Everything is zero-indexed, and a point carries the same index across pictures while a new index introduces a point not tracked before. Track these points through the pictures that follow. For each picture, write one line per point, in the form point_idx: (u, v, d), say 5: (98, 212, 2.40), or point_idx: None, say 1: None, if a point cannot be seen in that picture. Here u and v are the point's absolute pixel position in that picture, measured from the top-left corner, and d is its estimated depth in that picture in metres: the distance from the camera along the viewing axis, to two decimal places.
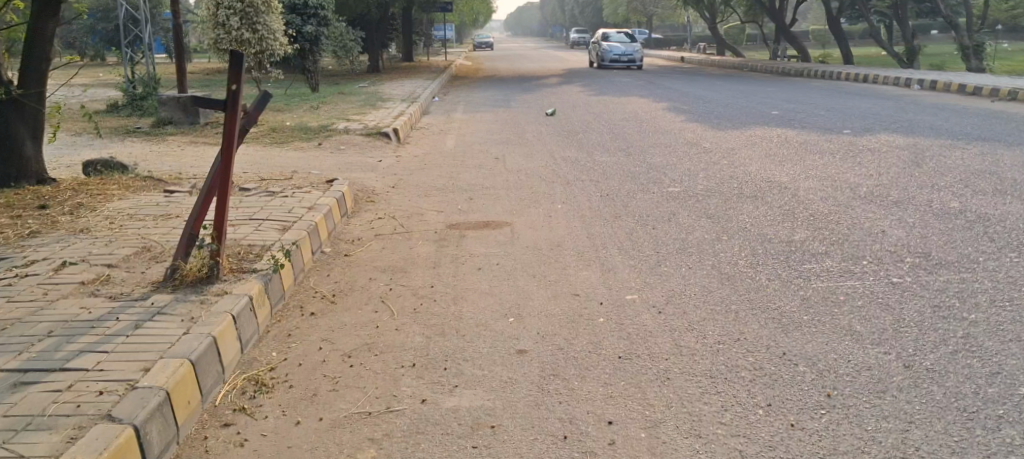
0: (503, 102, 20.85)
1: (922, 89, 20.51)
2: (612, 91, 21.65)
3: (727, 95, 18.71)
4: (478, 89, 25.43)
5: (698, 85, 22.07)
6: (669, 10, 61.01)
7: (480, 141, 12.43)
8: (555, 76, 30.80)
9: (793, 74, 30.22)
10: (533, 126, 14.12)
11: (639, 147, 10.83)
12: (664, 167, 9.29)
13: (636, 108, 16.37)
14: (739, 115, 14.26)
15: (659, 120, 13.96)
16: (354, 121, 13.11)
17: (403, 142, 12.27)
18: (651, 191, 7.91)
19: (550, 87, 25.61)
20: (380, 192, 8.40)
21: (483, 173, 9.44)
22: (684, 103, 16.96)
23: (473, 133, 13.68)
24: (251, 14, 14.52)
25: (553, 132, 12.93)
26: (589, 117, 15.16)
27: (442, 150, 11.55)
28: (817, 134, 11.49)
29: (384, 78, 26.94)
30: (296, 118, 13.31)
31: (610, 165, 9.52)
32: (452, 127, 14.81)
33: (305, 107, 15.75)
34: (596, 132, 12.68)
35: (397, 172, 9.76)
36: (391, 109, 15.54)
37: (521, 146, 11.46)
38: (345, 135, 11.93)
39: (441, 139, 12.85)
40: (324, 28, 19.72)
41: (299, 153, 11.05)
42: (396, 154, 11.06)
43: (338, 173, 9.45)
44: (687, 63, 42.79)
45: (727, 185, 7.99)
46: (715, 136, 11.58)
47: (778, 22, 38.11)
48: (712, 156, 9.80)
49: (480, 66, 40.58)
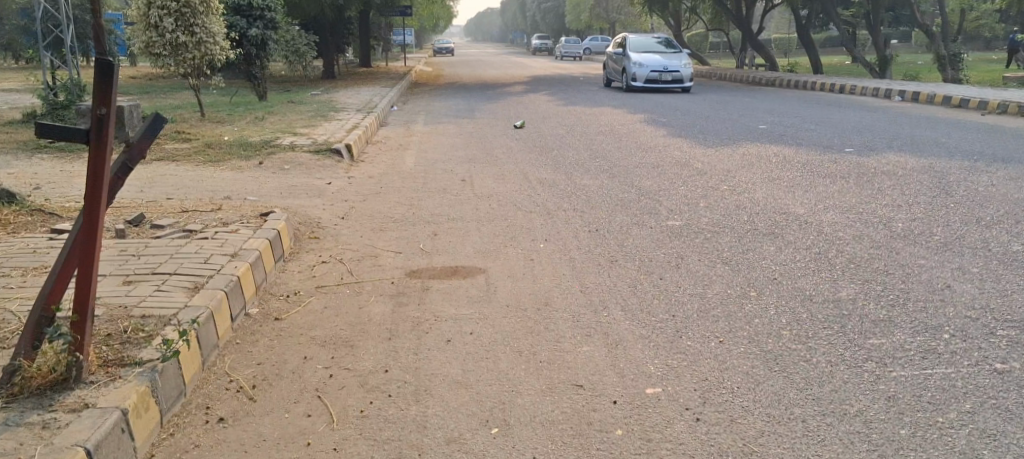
0: (467, 111, 19.65)
1: (905, 100, 19.61)
2: (581, 101, 20.50)
3: (704, 106, 17.66)
4: (439, 98, 24.13)
5: (670, 93, 20.87)
6: (632, 16, 60.09)
7: (444, 159, 11.23)
8: (520, 83, 29.64)
9: (764, 83, 29.31)
10: (501, 140, 12.92)
11: (622, 168, 9.70)
12: (655, 193, 8.16)
13: (610, 120, 15.24)
14: (724, 129, 13.20)
15: (638, 135, 12.84)
16: (302, 135, 11.83)
17: (357, 161, 11.02)
18: (647, 226, 6.77)
19: (516, 94, 24.45)
20: (328, 225, 7.17)
21: (448, 199, 8.25)
22: (660, 115, 15.86)
23: (435, 149, 12.44)
24: (188, 14, 13.56)
25: (523, 149, 11.75)
26: (561, 130, 14.02)
27: (401, 169, 10.35)
28: (816, 152, 10.44)
29: (339, 84, 25.58)
30: (238, 133, 12.02)
31: (595, 191, 8.36)
32: (412, 141, 13.56)
33: (250, 118, 14.42)
34: (571, 149, 11.52)
35: (350, 197, 8.54)
36: (345, 121, 14.25)
37: (489, 165, 10.28)
38: (291, 151, 10.67)
39: (400, 156, 11.61)
40: (272, 32, 18.35)
41: (237, 173, 9.75)
42: (350, 175, 9.83)
43: (279, 200, 8.21)
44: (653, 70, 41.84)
45: (734, 218, 6.88)
46: (704, 154, 10.48)
47: (745, 29, 37.20)
48: (708, 180, 8.72)
49: (440, 73, 39.31)
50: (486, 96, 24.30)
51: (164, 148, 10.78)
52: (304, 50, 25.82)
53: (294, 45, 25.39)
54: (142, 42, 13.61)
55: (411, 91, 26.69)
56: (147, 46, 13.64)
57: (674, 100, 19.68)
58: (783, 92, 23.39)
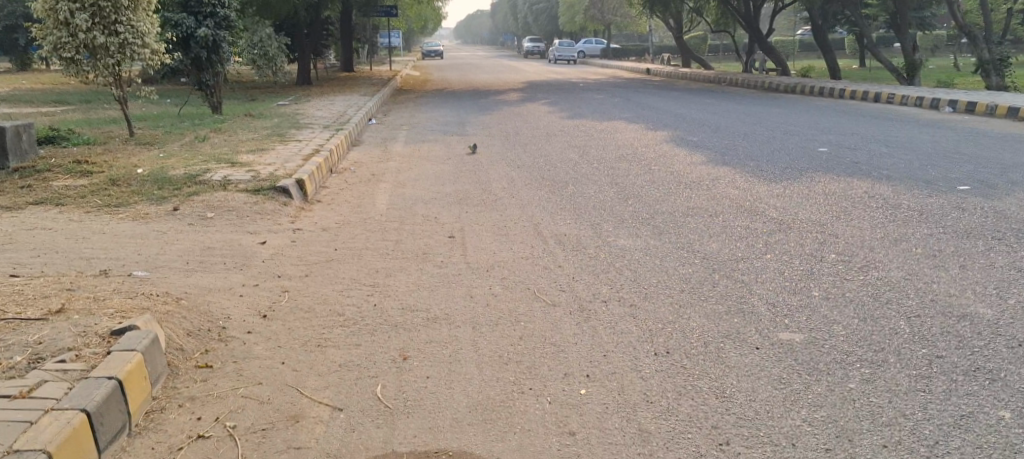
0: (455, 124, 17.10)
1: (956, 107, 17.04)
2: (588, 113, 17.93)
3: (732, 120, 15.11)
4: (426, 108, 21.55)
5: None
6: (628, 18, 57.52)
7: (424, 198, 8.63)
8: (515, 90, 27.08)
9: (783, 88, 26.73)
10: (499, 171, 10.35)
11: (667, 218, 7.15)
12: (730, 266, 5.56)
13: (627, 140, 12.66)
14: (772, 153, 10.64)
15: (667, 162, 10.29)
16: (243, 167, 9.30)
17: (308, 202, 8.44)
18: (746, 344, 4.17)
19: (510, 104, 21.90)
20: (233, 336, 4.56)
21: (430, 279, 5.64)
22: (685, 132, 13.29)
23: (414, 181, 9.84)
24: (108, 9, 11.19)
25: (527, 185, 9.13)
26: (569, 155, 11.47)
27: (368, 218, 7.76)
28: (920, 189, 7.85)
29: (313, 92, 23.01)
30: (162, 163, 9.50)
31: (639, 265, 5.77)
32: (388, 170, 11.00)
33: (189, 140, 11.96)
34: (589, 185, 8.96)
35: (287, 270, 5.95)
36: (305, 143, 11.72)
37: (485, 214, 7.68)
38: (223, 191, 8.19)
39: (369, 195, 9.00)
40: (225, 33, 15.98)
41: (140, 223, 7.19)
42: (295, 228, 7.27)
43: (179, 278, 5.64)
44: (655, 74, 39.22)
45: (886, 326, 4.27)
46: (768, 194, 7.93)
47: (752, 32, 34.63)
48: (796, 238, 6.17)
49: (428, 77, 36.84)
50: (478, 105, 21.77)
51: (52, 185, 8.22)
52: (275, 53, 23.68)
53: (262, 48, 23.45)
54: (50, 45, 11.12)
55: (395, 100, 24.12)
56: (56, 49, 11.17)
57: (694, 112, 17.15)
58: (810, 100, 20.83)
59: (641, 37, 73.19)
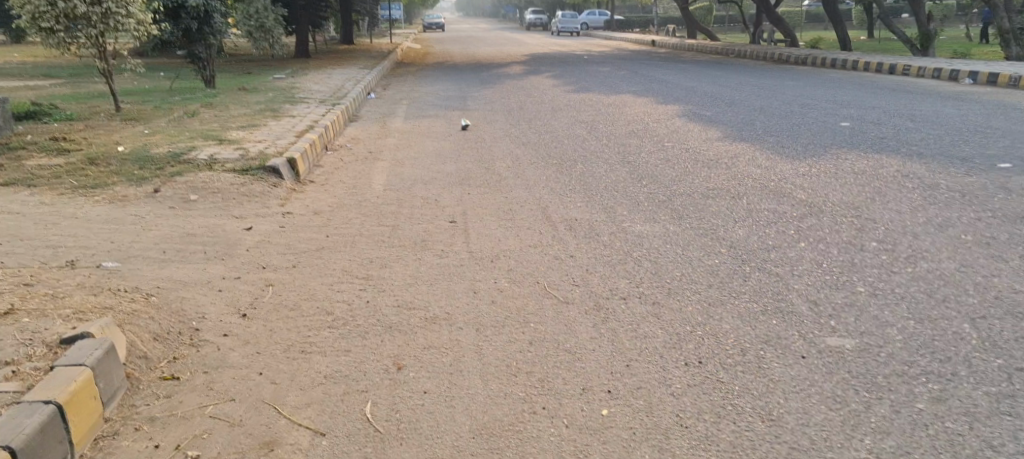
0: (457, 98, 16.53)
1: (976, 78, 16.42)
2: (594, 86, 17.35)
3: (745, 94, 14.53)
4: (427, 81, 20.96)
5: None
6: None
7: (424, 179, 8.12)
8: (518, 63, 26.44)
9: (793, 60, 26.06)
10: (504, 148, 9.83)
11: (685, 201, 6.64)
12: (761, 256, 5.04)
13: (637, 115, 12.12)
14: (791, 128, 10.09)
15: (680, 138, 9.76)
16: (232, 144, 8.77)
17: (299, 184, 7.92)
18: (790, 352, 3.69)
19: (514, 77, 21.29)
20: (206, 340, 4.03)
21: (429, 271, 5.15)
22: (697, 106, 12.74)
23: (413, 160, 9.31)
24: None
25: (534, 165, 8.62)
26: (576, 131, 10.93)
27: (363, 200, 7.26)
28: (956, 166, 7.30)
29: (310, 65, 22.42)
30: (146, 140, 8.98)
31: (659, 254, 5.27)
32: (387, 147, 10.48)
33: (177, 116, 11.43)
34: (599, 164, 8.43)
35: (274, 259, 5.44)
36: (300, 119, 11.20)
37: (489, 196, 7.18)
38: (209, 171, 7.67)
39: (365, 176, 8.49)
40: (218, 4, 15.45)
41: (117, 206, 6.67)
42: (285, 212, 6.76)
43: (154, 269, 5.12)
44: (661, 47, 38.50)
45: (946, 330, 3.80)
46: (792, 173, 7.40)
47: (760, 2, 33.90)
48: (829, 223, 5.65)
49: (430, 49, 36.15)
50: (481, 79, 21.18)
51: (26, 164, 7.70)
52: (272, 25, 23.03)
53: (258, 19, 22.82)
54: (27, 14, 10.62)
55: (395, 73, 23.51)
56: (34, 19, 10.68)
57: (704, 86, 16.58)
58: (823, 72, 20.21)
59: (645, 8, 72.25)
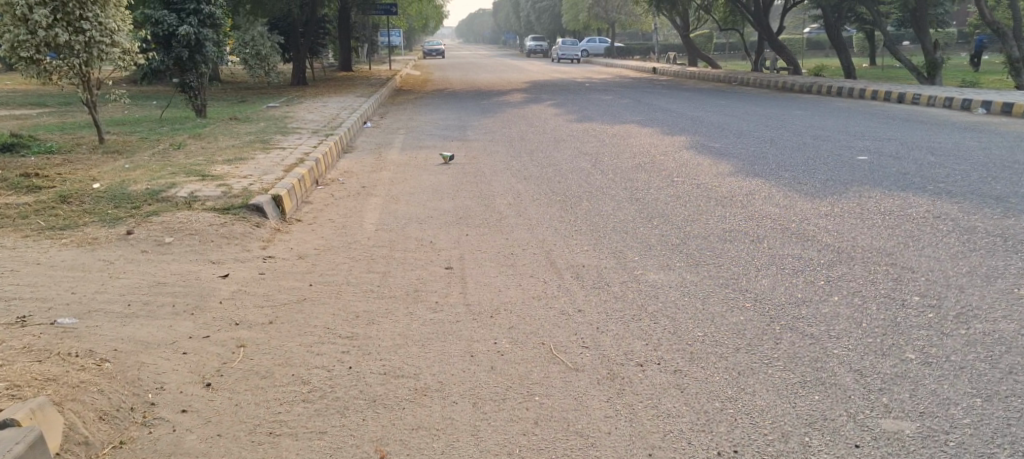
0: (456, 128, 16.08)
1: (989, 107, 15.98)
2: (596, 115, 16.91)
3: (752, 125, 14.08)
4: (425, 110, 20.54)
5: None
6: (632, 16, 56.50)
7: (419, 219, 7.62)
8: (518, 91, 26.06)
9: (797, 88, 25.67)
10: (504, 184, 9.33)
11: (700, 244, 6.13)
12: (789, 312, 4.52)
13: (643, 147, 11.65)
14: (805, 162, 9.62)
15: (690, 173, 9.27)
16: (216, 180, 8.29)
17: (285, 225, 7.42)
18: (841, 440, 3.30)
19: (514, 105, 20.88)
20: (161, 418, 3.63)
21: (422, 329, 4.63)
22: (705, 138, 12.26)
23: (408, 196, 8.84)
24: (72, 4, 10.32)
25: (536, 202, 8.11)
26: (579, 164, 10.46)
27: (352, 243, 6.75)
28: (991, 206, 6.80)
29: (306, 93, 22.00)
30: (125, 176, 8.50)
31: (678, 309, 4.73)
32: (382, 181, 9.99)
33: (163, 149, 10.95)
34: (604, 203, 7.93)
35: (249, 314, 4.92)
36: (291, 152, 10.73)
37: (488, 239, 6.67)
38: (188, 210, 7.18)
39: (357, 214, 7.99)
40: (210, 31, 15.04)
41: (84, 250, 6.15)
42: (266, 257, 6.26)
43: (113, 328, 4.57)
44: (662, 74, 38.20)
45: (1019, 412, 3.39)
46: (814, 212, 6.90)
47: (762, 29, 33.58)
48: (863, 274, 5.13)
49: (429, 77, 35.83)
50: (480, 107, 20.75)
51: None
52: (268, 53, 22.64)
53: (254, 47, 22.43)
54: (7, 43, 10.15)
55: (393, 102, 23.10)
56: (15, 48, 10.22)
57: (709, 115, 16.14)
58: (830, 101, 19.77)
59: (645, 35, 72.18)
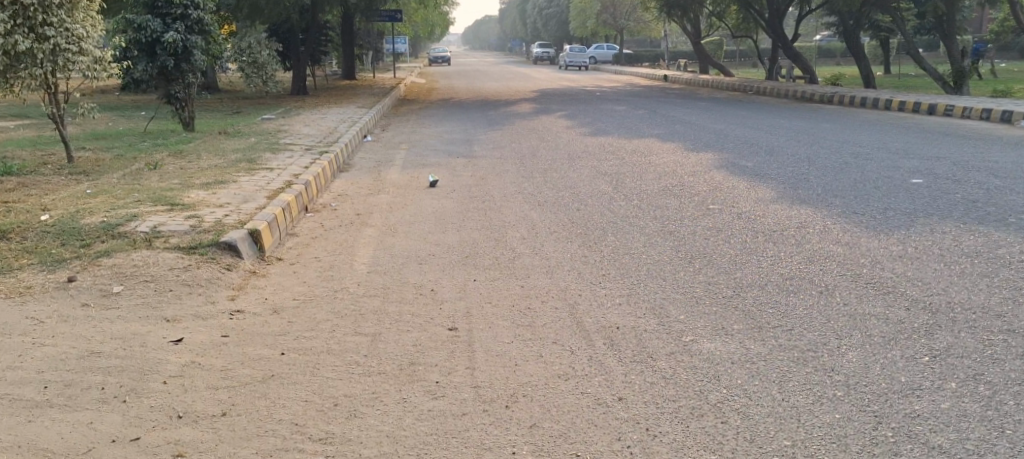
0: (463, 142, 15.05)
1: None
2: (611, 128, 15.87)
3: (782, 140, 13.03)
4: (431, 121, 19.52)
5: None
6: (641, 23, 55.51)
7: (419, 260, 6.59)
8: (527, 100, 25.04)
9: (818, 97, 24.56)
10: (516, 213, 8.30)
11: (756, 296, 5.09)
12: (895, 410, 3.53)
13: (668, 167, 10.60)
14: (854, 187, 8.55)
15: (726, 199, 8.23)
16: (186, 211, 7.33)
17: (261, 267, 6.43)
18: None
19: (524, 117, 19.85)
20: None
21: (418, 427, 3.62)
22: (735, 156, 11.22)
23: (408, 227, 7.81)
24: (33, 8, 9.57)
25: (554, 237, 7.07)
26: (599, 187, 9.42)
27: (338, 293, 5.74)
28: None
29: (306, 104, 21.04)
30: (84, 205, 7.56)
31: (742, 397, 3.70)
32: (379, 207, 8.98)
33: (137, 171, 10.04)
34: (633, 237, 6.88)
35: (198, 402, 3.91)
36: (279, 173, 9.73)
37: (500, 289, 5.63)
38: (147, 249, 6.22)
39: (347, 252, 6.99)
40: (199, 38, 14.07)
41: (16, 305, 5.20)
42: (233, 312, 5.26)
43: (13, 426, 3.68)
44: (675, 82, 37.14)
45: None
46: (884, 251, 5.85)
47: (778, 36, 32.49)
48: (976, 346, 4.06)
49: (435, 86, 34.90)
50: (488, 118, 19.73)
51: None
52: (264, 60, 21.58)
53: (250, 55, 21.38)
54: None
55: (397, 112, 22.12)
56: None
57: (733, 129, 15.09)
58: (857, 112, 18.67)
59: (653, 42, 71.16)
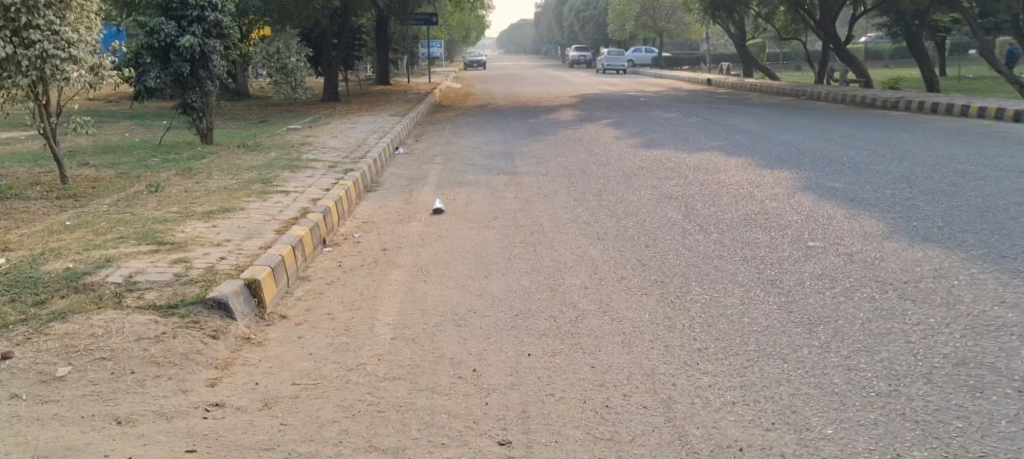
0: (503, 155, 13.75)
1: None
2: (665, 139, 14.47)
3: (864, 153, 11.56)
4: (468, 130, 18.23)
5: None
6: (682, 25, 53.89)
7: (458, 319, 5.25)
8: (568, 107, 23.65)
9: (881, 102, 22.92)
10: (572, 249, 6.93)
11: (924, 392, 3.70)
12: None
13: (742, 189, 9.15)
14: (983, 216, 7.07)
15: (826, 233, 6.83)
16: (175, 251, 6.07)
17: (257, 330, 5.15)
18: None
19: (567, 125, 18.48)
20: None
21: None
22: (817, 174, 9.76)
23: (443, 270, 6.49)
24: (15, 8, 8.34)
25: (624, 287, 5.70)
26: (666, 215, 8.05)
27: (351, 373, 4.42)
28: None
29: (335, 111, 19.86)
30: (56, 244, 6.36)
31: None
32: (409, 238, 7.68)
33: (135, 193, 8.82)
34: (724, 289, 5.48)
35: None
36: (295, 196, 8.45)
37: (565, 370, 4.29)
38: (114, 311, 4.96)
39: (368, 306, 5.69)
40: (217, 42, 12.74)
41: None
42: (209, 407, 4.03)
43: None
44: (721, 86, 35.55)
45: None
46: None
47: (832, 37, 30.79)
48: None
49: (471, 91, 33.64)
50: (528, 127, 18.41)
51: None
52: (295, 66, 20.36)
53: (279, 60, 20.17)
54: None
55: (431, 120, 20.87)
56: None
57: (802, 140, 13.61)
58: (933, 120, 17.07)
59: (692, 44, 69.38)
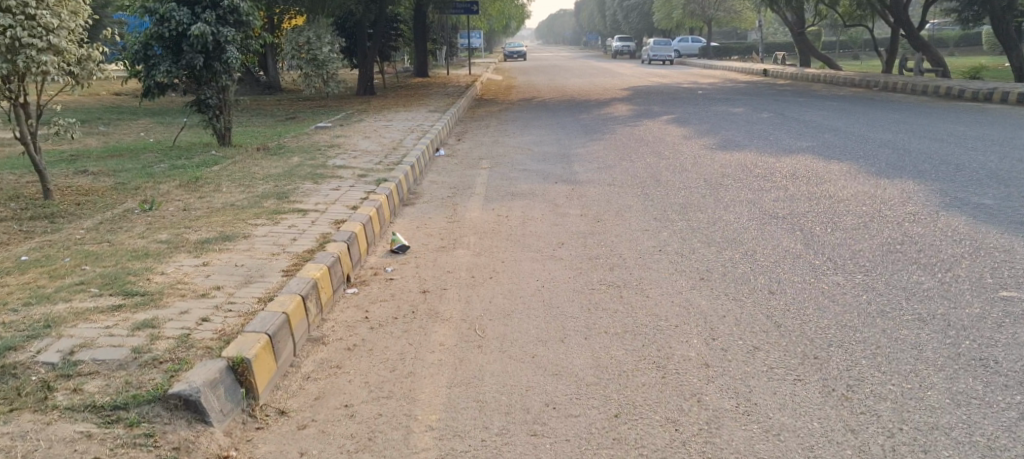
0: (561, 157, 12.14)
1: None
2: (742, 140, 12.76)
3: (993, 158, 9.79)
4: (516, 127, 16.64)
5: None
6: (733, 13, 51.78)
7: (530, 421, 3.70)
8: (621, 100, 21.94)
9: (967, 94, 20.98)
10: (671, 297, 5.28)
11: None
12: None
13: (865, 211, 7.41)
14: None
15: (1016, 276, 5.15)
16: (144, 307, 4.44)
17: (241, 437, 3.65)
18: None
19: (624, 121, 16.80)
20: None
21: None
22: (951, 189, 8.04)
23: (504, 328, 4.86)
24: None
25: (764, 368, 4.06)
26: (781, 246, 6.41)
27: None
28: None
29: (370, 107, 18.33)
30: None
31: None
32: (455, 274, 6.08)
33: (124, 208, 7.26)
34: (915, 378, 3.83)
35: None
36: (315, 216, 6.88)
37: None
38: (34, 418, 3.43)
39: (403, 390, 4.08)
40: (233, 31, 11.10)
41: None
42: None
43: None
44: (779, 77, 33.57)
45: None
46: None
47: (903, 24, 28.75)
48: None
49: (513, 82, 31.98)
50: (582, 123, 16.77)
51: None
52: (327, 57, 18.86)
53: (310, 51, 18.71)
54: None
55: (475, 116, 19.32)
56: None
57: (905, 141, 11.86)
58: None
59: (740, 33, 67.16)
